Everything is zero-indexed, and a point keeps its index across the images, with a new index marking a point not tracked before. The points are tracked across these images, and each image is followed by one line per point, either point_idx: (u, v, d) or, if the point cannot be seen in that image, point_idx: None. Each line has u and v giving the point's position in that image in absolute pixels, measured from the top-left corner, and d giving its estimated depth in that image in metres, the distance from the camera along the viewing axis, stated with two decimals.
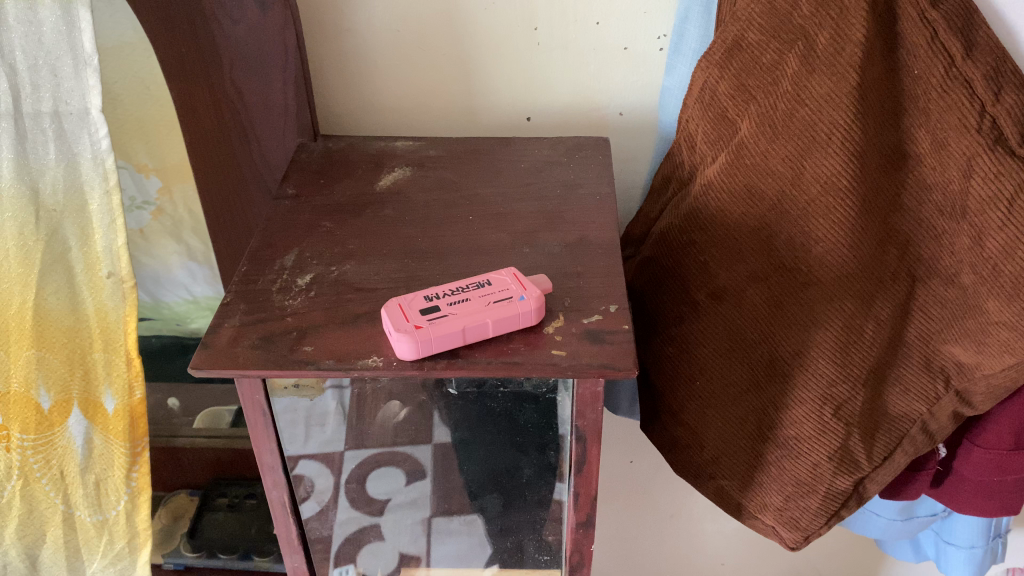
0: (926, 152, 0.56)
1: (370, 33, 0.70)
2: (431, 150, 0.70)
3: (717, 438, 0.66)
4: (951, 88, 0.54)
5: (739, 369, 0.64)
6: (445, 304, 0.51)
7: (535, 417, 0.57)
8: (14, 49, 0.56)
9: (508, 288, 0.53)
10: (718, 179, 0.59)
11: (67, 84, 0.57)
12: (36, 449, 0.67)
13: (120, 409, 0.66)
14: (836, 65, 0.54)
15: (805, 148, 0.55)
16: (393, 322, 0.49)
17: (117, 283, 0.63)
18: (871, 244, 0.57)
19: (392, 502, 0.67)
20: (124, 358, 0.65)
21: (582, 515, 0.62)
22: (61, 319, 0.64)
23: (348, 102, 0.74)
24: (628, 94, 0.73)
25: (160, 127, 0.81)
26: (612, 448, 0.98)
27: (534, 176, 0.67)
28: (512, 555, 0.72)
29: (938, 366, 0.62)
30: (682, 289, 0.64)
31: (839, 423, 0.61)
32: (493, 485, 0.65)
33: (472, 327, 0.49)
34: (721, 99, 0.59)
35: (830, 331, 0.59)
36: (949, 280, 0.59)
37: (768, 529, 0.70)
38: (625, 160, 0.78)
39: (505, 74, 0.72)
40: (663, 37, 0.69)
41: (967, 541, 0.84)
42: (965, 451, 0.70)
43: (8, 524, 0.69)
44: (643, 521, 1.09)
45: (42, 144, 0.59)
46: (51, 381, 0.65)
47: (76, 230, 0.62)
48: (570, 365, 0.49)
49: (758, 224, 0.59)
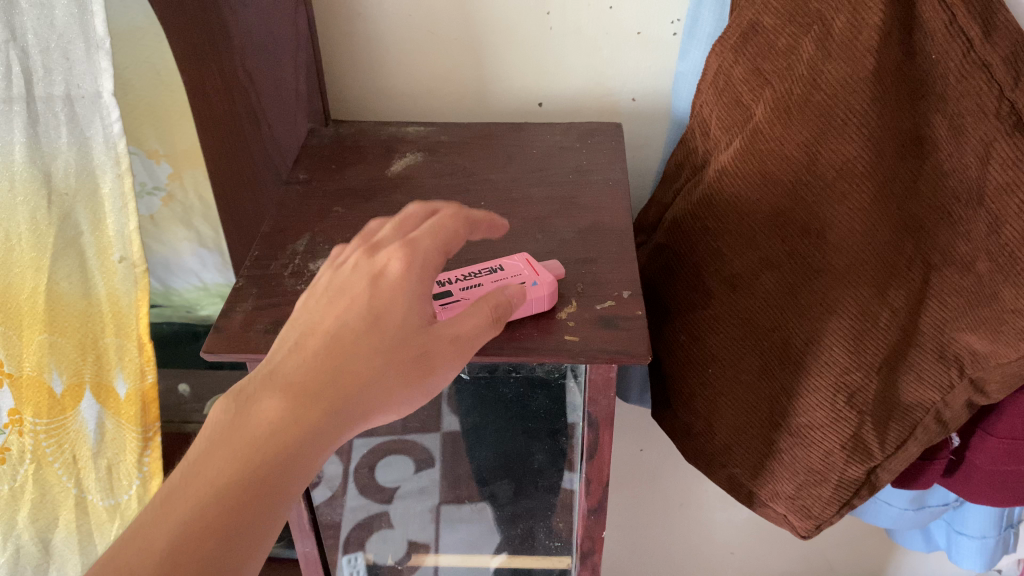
0: (943, 138, 0.56)
1: (382, 18, 0.69)
2: (443, 135, 0.70)
3: (729, 426, 0.66)
4: (970, 73, 0.53)
5: (752, 357, 0.63)
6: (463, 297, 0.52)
7: (546, 403, 0.58)
8: (27, 33, 0.56)
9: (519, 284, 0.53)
10: (732, 165, 0.59)
11: (79, 68, 0.57)
12: (49, 433, 0.67)
13: (132, 393, 0.66)
14: (852, 50, 0.53)
15: (821, 134, 0.55)
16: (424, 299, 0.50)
17: (129, 268, 0.63)
18: (886, 231, 0.57)
19: (402, 489, 0.70)
20: (137, 343, 0.65)
21: (594, 502, 0.61)
22: (73, 303, 0.64)
23: (360, 86, 0.74)
24: (640, 80, 0.73)
25: (171, 113, 0.80)
26: (623, 436, 0.98)
27: (546, 162, 0.67)
28: (524, 541, 0.74)
29: (952, 355, 0.61)
30: (696, 276, 0.64)
31: (853, 412, 0.61)
32: (503, 473, 0.67)
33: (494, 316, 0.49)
34: (736, 84, 0.59)
35: (844, 319, 0.59)
36: (965, 268, 0.59)
37: (779, 517, 0.69)
38: (637, 146, 0.77)
39: (518, 60, 0.72)
40: (677, 21, 0.68)
41: (980, 531, 0.84)
42: (979, 440, 0.69)
43: (22, 507, 0.69)
44: (653, 510, 1.09)
45: (54, 127, 0.59)
46: (64, 366, 0.65)
47: (88, 214, 0.62)
48: (583, 350, 0.49)
49: (773, 210, 0.58)
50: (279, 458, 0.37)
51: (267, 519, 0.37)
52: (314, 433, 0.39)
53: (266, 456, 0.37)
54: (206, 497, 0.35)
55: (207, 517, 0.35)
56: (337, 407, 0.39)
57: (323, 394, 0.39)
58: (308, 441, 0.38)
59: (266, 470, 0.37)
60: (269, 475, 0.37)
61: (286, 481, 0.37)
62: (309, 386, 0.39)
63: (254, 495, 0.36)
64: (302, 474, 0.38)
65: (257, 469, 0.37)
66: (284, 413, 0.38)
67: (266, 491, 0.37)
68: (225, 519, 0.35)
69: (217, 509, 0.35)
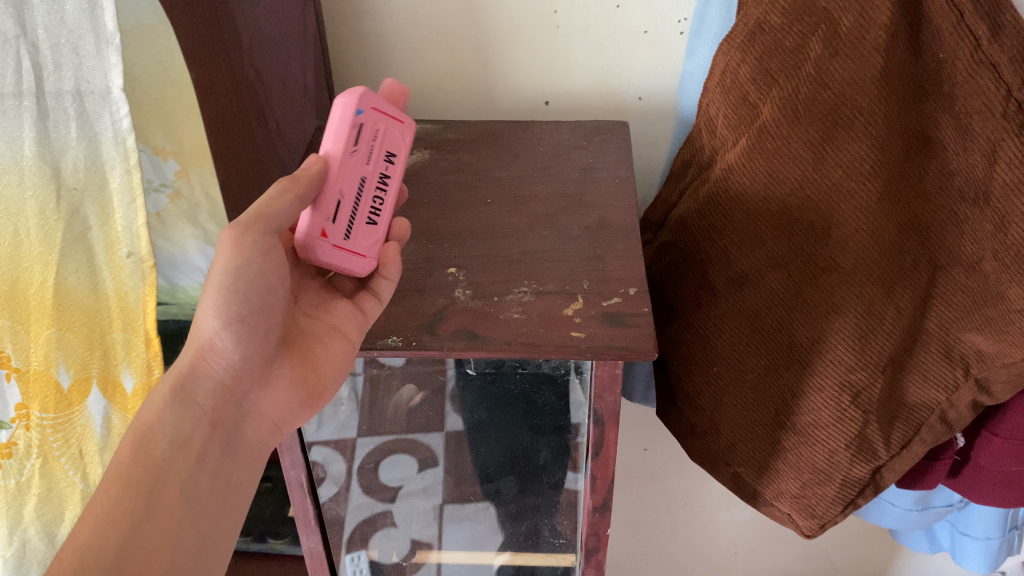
0: (950, 137, 0.56)
1: (390, 16, 0.70)
2: (450, 133, 0.70)
3: (734, 426, 0.66)
4: (978, 72, 0.53)
5: (758, 356, 0.63)
6: (372, 200, 0.50)
7: (552, 400, 0.58)
8: (38, 27, 0.56)
9: (379, 124, 0.49)
10: (739, 163, 0.58)
11: (89, 63, 0.58)
12: (55, 428, 0.67)
13: (139, 387, 0.68)
14: (859, 48, 0.53)
15: (828, 133, 0.55)
16: (379, 249, 0.51)
17: (137, 263, 0.64)
18: (891, 229, 0.57)
19: (405, 488, 0.71)
20: (143, 338, 0.66)
21: (598, 499, 0.61)
22: (81, 298, 0.65)
23: (368, 84, 0.74)
24: (647, 78, 0.73)
25: (179, 110, 0.80)
26: (627, 435, 0.98)
27: (553, 159, 0.67)
28: (529, 538, 0.74)
29: (957, 355, 0.61)
30: (701, 275, 0.64)
31: (858, 411, 0.61)
32: (509, 469, 0.67)
33: (331, 181, 0.47)
34: (743, 83, 0.57)
35: (849, 317, 0.59)
36: (972, 267, 0.58)
37: (784, 517, 0.69)
38: (644, 145, 0.77)
39: (526, 58, 0.72)
40: (684, 20, 0.68)
41: (983, 532, 0.84)
42: (984, 441, 0.69)
43: (27, 501, 0.69)
44: (655, 510, 1.09)
45: (63, 123, 0.59)
46: (72, 360, 0.66)
47: (96, 208, 0.63)
48: (590, 347, 0.49)
49: (779, 210, 0.58)
50: (158, 442, 0.48)
51: (173, 485, 0.48)
52: (168, 417, 0.49)
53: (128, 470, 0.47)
54: (109, 494, 0.45)
55: (125, 500, 0.46)
56: (175, 387, 0.50)
57: (169, 382, 0.50)
58: (168, 421, 0.49)
59: (152, 452, 0.48)
60: (155, 455, 0.48)
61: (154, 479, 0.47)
62: (168, 378, 0.50)
63: (152, 473, 0.47)
64: (186, 446, 0.49)
65: (147, 453, 0.48)
66: (140, 417, 0.49)
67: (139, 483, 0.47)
68: (139, 496, 0.46)
69: (121, 500, 0.45)
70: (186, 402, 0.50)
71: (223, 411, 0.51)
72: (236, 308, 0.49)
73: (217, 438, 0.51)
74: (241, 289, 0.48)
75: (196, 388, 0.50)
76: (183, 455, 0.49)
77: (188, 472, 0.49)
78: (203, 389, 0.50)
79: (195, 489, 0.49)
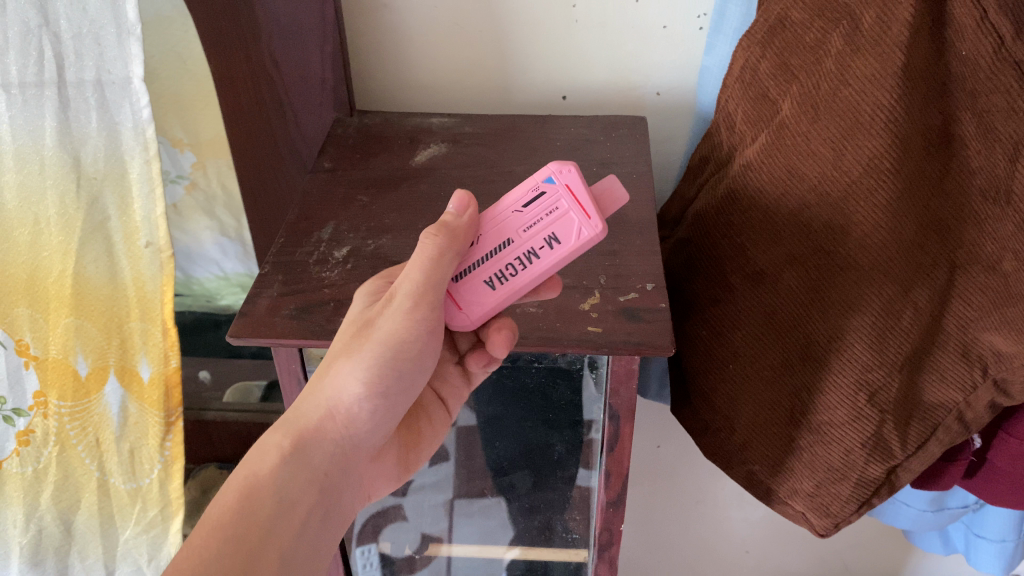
0: (972, 135, 0.55)
1: (409, 12, 0.70)
2: (467, 127, 0.70)
3: (749, 423, 0.66)
4: (1000, 69, 0.52)
5: (774, 352, 0.63)
6: None
7: (568, 395, 0.59)
8: (60, 18, 0.58)
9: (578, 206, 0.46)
10: (759, 159, 0.59)
11: (110, 53, 0.59)
12: (73, 415, 0.68)
13: (156, 377, 0.68)
14: (880, 45, 0.52)
15: (848, 129, 0.54)
16: None
17: (155, 253, 0.65)
18: (912, 228, 0.56)
19: (417, 483, 0.70)
20: (161, 328, 0.67)
21: (612, 494, 0.61)
22: (99, 287, 0.66)
23: (386, 78, 0.74)
24: (665, 74, 0.73)
25: (196, 102, 0.79)
26: (640, 434, 0.98)
27: (570, 154, 0.66)
28: (542, 533, 0.74)
29: (976, 355, 0.60)
30: (719, 271, 0.64)
31: (874, 411, 0.60)
32: (524, 463, 0.68)
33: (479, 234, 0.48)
34: (763, 79, 0.58)
35: (867, 316, 0.58)
36: (992, 267, 0.58)
37: (798, 516, 0.69)
38: (661, 141, 0.77)
39: (542, 54, 0.72)
40: (703, 16, 0.68)
41: (999, 535, 0.84)
42: (1000, 442, 0.69)
43: (44, 489, 0.70)
44: (667, 508, 1.09)
45: (84, 113, 0.60)
46: (89, 349, 0.67)
47: (116, 199, 0.64)
48: (606, 341, 0.49)
49: (798, 206, 0.58)
50: (265, 501, 0.46)
51: (274, 550, 0.45)
52: (280, 475, 0.47)
53: (231, 525, 0.44)
54: (209, 542, 0.43)
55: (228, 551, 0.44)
56: (294, 445, 0.49)
57: (290, 440, 0.49)
58: (280, 482, 0.47)
59: (257, 511, 0.46)
60: (256, 507, 0.46)
61: (255, 540, 0.45)
62: (286, 433, 0.49)
63: (254, 532, 0.45)
64: (292, 509, 0.47)
65: (251, 509, 0.46)
66: (251, 466, 0.47)
67: (238, 539, 0.44)
68: (242, 548, 0.44)
69: (222, 550, 0.43)
70: (300, 461, 0.48)
71: (330, 482, 0.50)
72: (392, 380, 0.50)
73: (320, 503, 0.49)
74: (403, 363, 0.50)
75: (315, 452, 0.49)
76: (291, 516, 0.47)
77: (289, 535, 0.46)
78: (321, 453, 0.49)
79: (293, 556, 0.46)
